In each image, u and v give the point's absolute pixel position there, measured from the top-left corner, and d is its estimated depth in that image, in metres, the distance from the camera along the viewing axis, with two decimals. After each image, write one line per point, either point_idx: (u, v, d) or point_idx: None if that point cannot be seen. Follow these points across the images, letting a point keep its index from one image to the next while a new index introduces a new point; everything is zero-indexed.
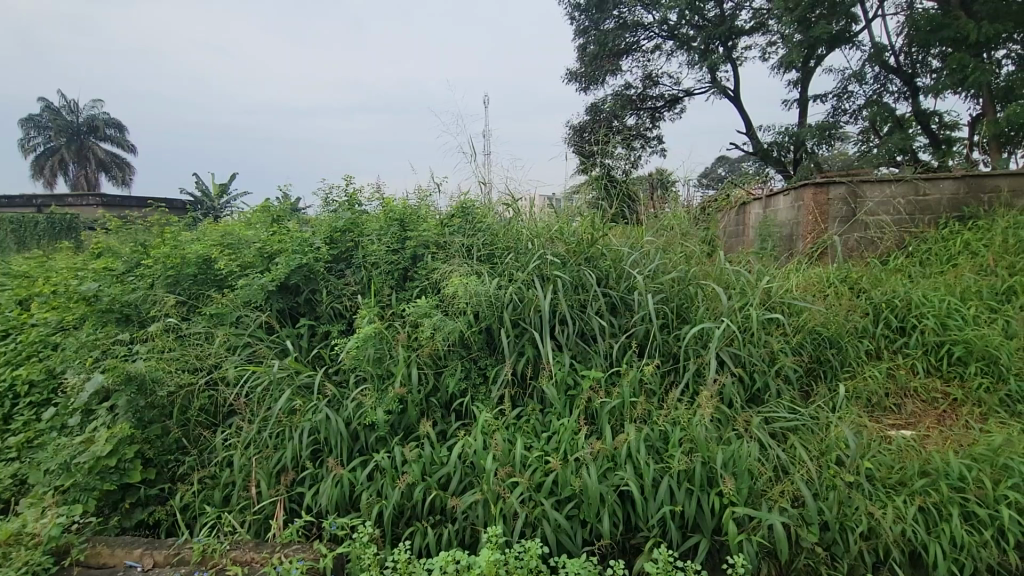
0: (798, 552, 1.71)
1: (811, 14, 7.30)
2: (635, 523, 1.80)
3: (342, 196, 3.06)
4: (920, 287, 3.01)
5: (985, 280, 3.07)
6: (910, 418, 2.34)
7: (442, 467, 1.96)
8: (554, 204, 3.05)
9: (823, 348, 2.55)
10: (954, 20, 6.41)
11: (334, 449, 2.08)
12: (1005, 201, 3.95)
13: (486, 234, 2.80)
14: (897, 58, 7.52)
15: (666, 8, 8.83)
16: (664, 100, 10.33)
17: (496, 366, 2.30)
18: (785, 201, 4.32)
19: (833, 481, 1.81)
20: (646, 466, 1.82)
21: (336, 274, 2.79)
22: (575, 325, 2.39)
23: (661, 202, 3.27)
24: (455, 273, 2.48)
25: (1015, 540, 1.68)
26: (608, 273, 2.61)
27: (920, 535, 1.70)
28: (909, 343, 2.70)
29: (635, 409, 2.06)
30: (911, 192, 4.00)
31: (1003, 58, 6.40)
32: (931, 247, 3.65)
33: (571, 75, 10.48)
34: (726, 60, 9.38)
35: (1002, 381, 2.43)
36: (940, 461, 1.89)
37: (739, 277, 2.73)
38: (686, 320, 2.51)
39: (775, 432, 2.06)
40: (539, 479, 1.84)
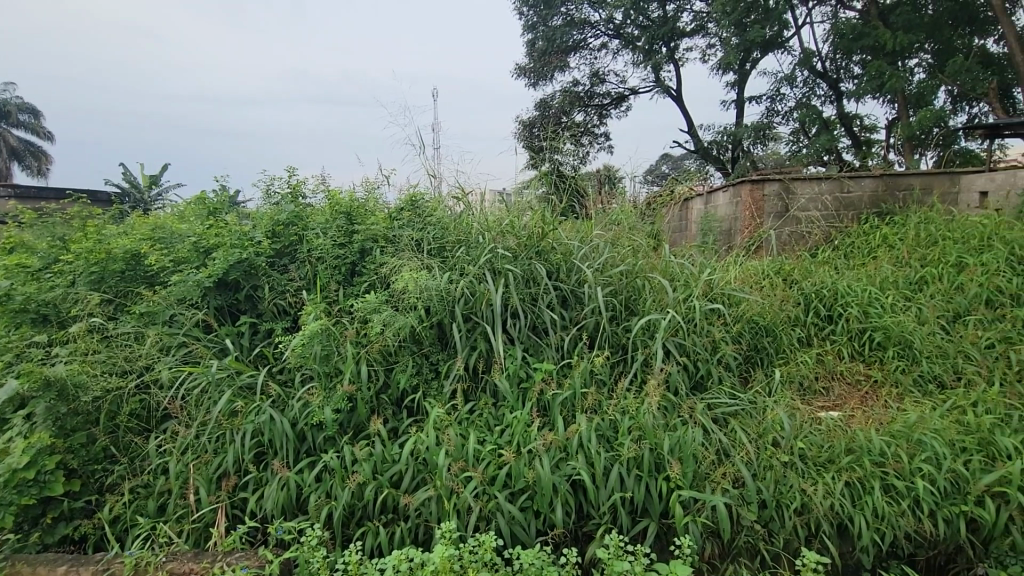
0: (738, 530, 1.80)
1: (746, 19, 7.65)
2: (587, 511, 1.84)
3: (284, 187, 2.92)
4: (845, 279, 3.23)
5: (901, 270, 3.33)
6: (837, 400, 2.51)
7: (394, 465, 1.93)
8: (504, 198, 3.03)
9: (760, 336, 2.70)
10: (873, 30, 6.91)
11: (279, 451, 2.00)
12: (918, 198, 4.28)
13: (437, 228, 2.76)
14: (823, 64, 8.00)
15: (611, 7, 9.00)
16: (611, 98, 10.52)
17: (448, 361, 2.28)
18: (725, 197, 4.55)
19: (770, 462, 1.91)
20: (597, 456, 1.86)
21: (279, 269, 2.67)
22: (527, 318, 2.41)
23: (609, 197, 3.34)
24: (405, 267, 2.45)
25: (927, 508, 1.84)
26: (558, 267, 2.64)
27: (846, 508, 1.83)
28: (836, 330, 2.90)
29: (586, 400, 2.10)
30: (836, 190, 4.30)
31: (915, 66, 6.93)
32: (854, 240, 3.92)
33: (519, 70, 10.49)
34: (669, 60, 9.66)
35: (916, 363, 2.64)
36: (863, 439, 2.04)
37: (683, 270, 2.83)
38: (634, 312, 2.58)
39: (717, 417, 2.16)
40: (492, 472, 1.85)
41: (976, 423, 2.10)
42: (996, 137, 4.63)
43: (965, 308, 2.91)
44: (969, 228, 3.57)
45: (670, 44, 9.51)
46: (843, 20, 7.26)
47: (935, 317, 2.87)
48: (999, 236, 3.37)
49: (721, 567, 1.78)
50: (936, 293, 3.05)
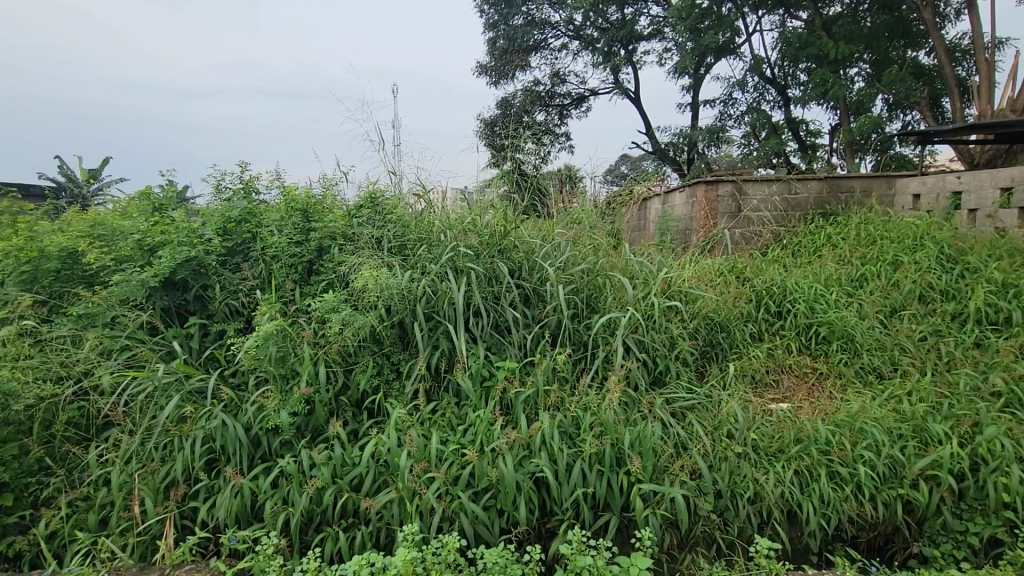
0: (696, 521, 1.86)
1: (700, 25, 7.86)
2: (550, 508, 1.86)
3: (236, 183, 2.79)
4: (794, 276, 3.37)
5: (844, 268, 3.50)
6: (786, 392, 2.63)
7: (354, 468, 1.89)
8: (466, 197, 3.01)
9: (715, 332, 2.79)
10: (818, 39, 7.23)
11: (232, 458, 1.92)
12: (858, 200, 4.52)
13: (397, 226, 2.72)
14: (772, 70, 8.33)
15: (571, 8, 9.06)
16: (571, 98, 10.61)
17: (410, 361, 2.25)
18: (682, 197, 4.68)
19: (725, 453, 1.98)
20: (559, 452, 1.88)
21: (231, 268, 2.57)
22: (489, 317, 2.40)
23: (570, 197, 3.38)
24: (365, 265, 2.40)
25: (869, 493, 1.95)
26: (520, 265, 2.64)
27: (795, 495, 1.92)
28: (785, 326, 3.03)
29: (548, 397, 2.11)
30: (784, 191, 4.49)
31: (855, 75, 7.30)
32: (801, 240, 4.11)
33: (480, 68, 10.45)
34: (627, 63, 9.82)
35: (857, 356, 2.79)
36: (811, 429, 2.14)
37: (642, 269, 2.89)
38: (595, 310, 2.61)
39: (676, 412, 2.22)
40: (455, 472, 1.84)
41: (911, 411, 2.23)
42: (927, 144, 4.94)
43: (900, 304, 3.09)
44: (903, 228, 3.79)
45: (629, 46, 9.60)
46: (790, 29, 7.59)
47: (875, 313, 3.03)
48: (930, 236, 3.59)
49: (679, 557, 1.84)
50: (875, 289, 3.23)
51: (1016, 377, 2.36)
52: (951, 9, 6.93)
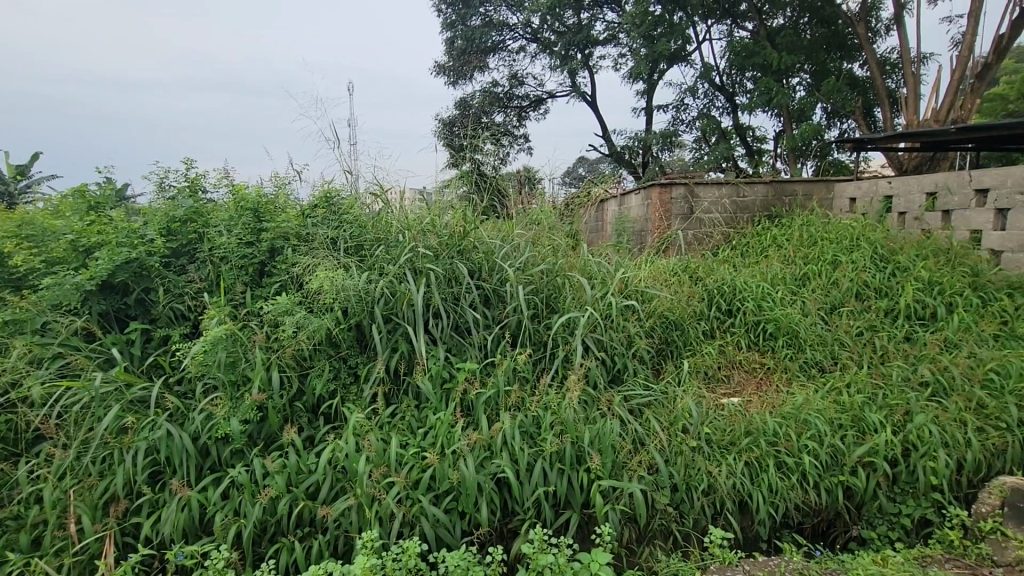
0: (653, 515, 1.91)
1: (653, 32, 8.08)
2: (512, 508, 1.86)
3: (181, 181, 2.67)
4: (743, 276, 3.52)
5: (789, 268, 3.67)
6: (737, 387, 2.73)
7: (310, 476, 1.84)
8: (424, 197, 2.97)
9: (670, 331, 2.88)
10: (763, 49, 7.56)
11: (178, 470, 1.83)
12: (801, 203, 4.75)
13: (354, 227, 2.66)
14: (721, 78, 8.64)
15: (528, 11, 9.12)
16: (529, 100, 10.66)
17: (368, 364, 2.21)
18: (637, 199, 4.81)
19: (680, 448, 2.05)
20: (520, 452, 1.89)
21: (175, 270, 2.44)
22: (449, 318, 2.38)
23: (529, 198, 3.40)
24: (320, 267, 2.35)
25: (813, 480, 2.05)
26: (480, 266, 2.63)
27: (746, 486, 2.00)
28: (735, 323, 3.15)
29: (509, 397, 2.12)
30: (733, 194, 4.67)
31: (797, 85, 7.67)
32: (749, 240, 4.29)
33: (438, 68, 10.37)
34: (584, 66, 9.95)
35: (801, 351, 2.93)
36: (760, 422, 2.23)
37: (600, 269, 2.95)
38: (554, 310, 2.64)
39: (634, 408, 2.27)
40: (416, 475, 1.81)
41: (850, 402, 2.36)
42: (862, 150, 5.26)
43: (839, 301, 3.27)
44: (841, 230, 4.02)
45: (585, 51, 9.65)
46: (737, 39, 7.90)
47: (816, 310, 3.20)
48: (866, 237, 3.82)
49: (638, 551, 1.88)
50: (817, 288, 3.41)
51: (941, 368, 2.55)
52: (882, 24, 7.42)
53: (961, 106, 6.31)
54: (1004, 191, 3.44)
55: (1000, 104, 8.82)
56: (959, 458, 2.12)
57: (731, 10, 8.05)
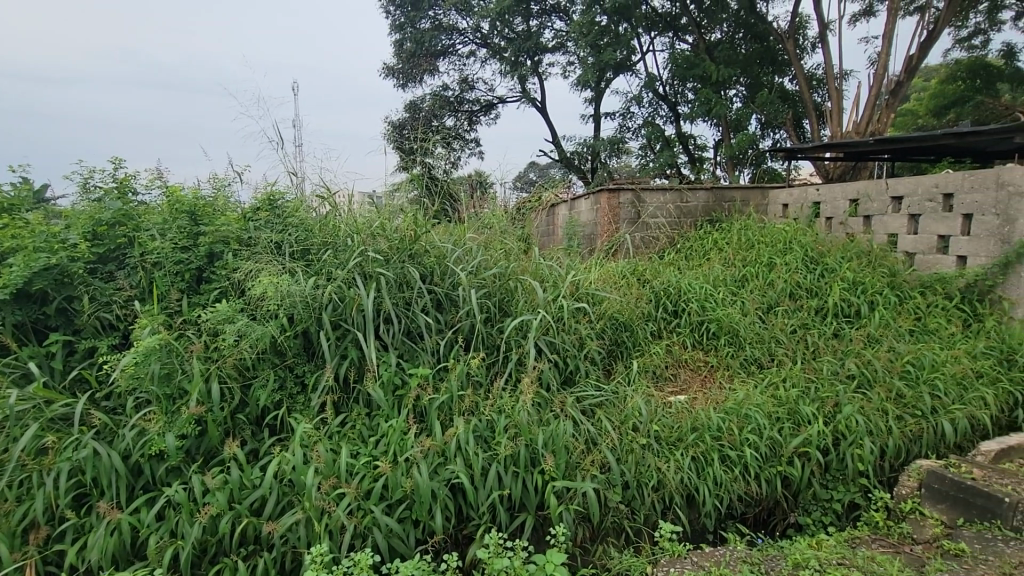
0: (607, 513, 1.95)
1: (600, 42, 8.29)
2: (467, 514, 1.85)
3: (108, 181, 2.49)
4: (687, 278, 3.66)
5: (729, 270, 3.85)
6: (683, 385, 2.84)
7: (254, 491, 1.76)
8: (374, 201, 2.91)
9: (620, 332, 2.96)
10: (702, 62, 7.91)
11: (107, 491, 1.71)
12: (739, 208, 4.99)
13: (300, 230, 2.58)
14: (664, 88, 8.96)
15: (478, 16, 9.14)
16: (480, 104, 10.66)
17: (316, 372, 2.14)
18: (587, 204, 4.92)
19: (631, 446, 2.10)
20: (475, 457, 1.88)
21: (102, 277, 2.28)
22: (400, 323, 2.34)
23: (480, 202, 3.40)
24: (263, 272, 2.25)
25: (754, 472, 2.15)
26: (432, 270, 2.60)
27: (693, 480, 2.08)
28: (681, 323, 3.27)
29: (462, 402, 2.10)
30: (677, 200, 4.84)
31: (733, 96, 8.07)
32: (692, 244, 4.47)
33: (386, 70, 10.20)
34: (533, 73, 10.06)
35: (741, 349, 3.07)
36: (705, 418, 2.32)
37: (552, 272, 2.99)
38: (507, 313, 2.65)
39: (586, 409, 2.31)
40: (367, 485, 1.77)
41: (786, 396, 2.50)
42: (793, 159, 5.59)
43: (775, 301, 3.46)
44: (776, 233, 4.25)
45: (535, 58, 9.78)
46: (679, 51, 8.23)
47: (755, 309, 3.37)
48: (798, 241, 4.06)
49: (592, 549, 1.92)
50: (755, 289, 3.59)
51: (865, 362, 2.74)
52: (808, 42, 7.93)
53: (879, 120, 6.84)
54: (916, 198, 3.75)
55: (910, 119, 9.65)
56: (882, 445, 2.30)
57: (672, 23, 8.41)
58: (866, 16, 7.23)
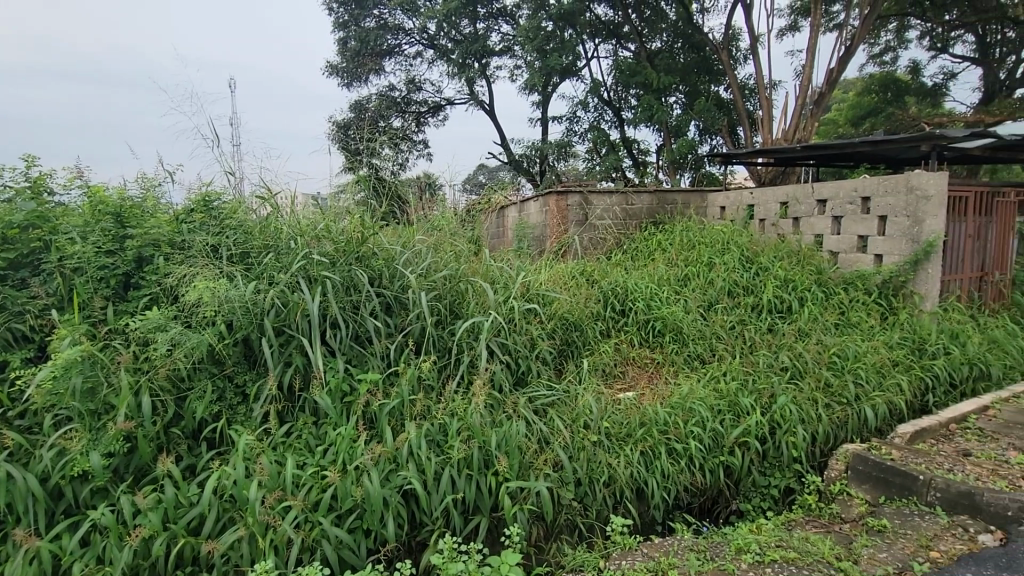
0: (560, 510, 1.98)
1: (546, 47, 8.41)
2: (420, 520, 1.82)
3: (20, 180, 2.29)
4: (634, 278, 3.77)
5: (673, 269, 4.00)
6: (631, 382, 2.93)
7: (192, 509, 1.66)
8: (318, 202, 2.82)
9: (570, 332, 3.01)
10: (643, 69, 8.18)
11: (22, 518, 1.57)
12: (681, 210, 5.19)
13: (238, 232, 2.47)
14: (608, 93, 9.19)
15: (424, 17, 9.05)
16: (427, 106, 10.56)
17: (258, 381, 2.05)
18: (536, 206, 4.98)
19: (583, 443, 2.14)
20: (427, 462, 1.85)
21: (13, 284, 2.10)
22: (348, 328, 2.28)
23: (429, 204, 3.37)
24: (198, 277, 2.13)
25: (698, 463, 2.25)
26: (380, 273, 2.54)
27: (643, 474, 2.14)
28: (628, 322, 3.36)
29: (414, 406, 2.07)
30: (623, 202, 4.98)
31: (674, 103, 8.37)
32: (638, 245, 4.60)
33: (330, 68, 9.91)
34: (481, 75, 10.06)
35: (685, 345, 3.20)
36: (653, 413, 2.39)
37: (502, 274, 3.00)
38: (458, 315, 2.63)
39: (538, 409, 2.33)
40: (315, 497, 1.71)
41: (727, 389, 2.62)
42: (729, 164, 5.88)
43: (715, 299, 3.62)
44: (714, 234, 4.45)
45: (482, 61, 9.77)
46: (622, 58, 8.47)
47: (696, 307, 3.52)
48: (735, 241, 4.27)
49: (546, 548, 1.94)
50: (696, 287, 3.74)
51: (797, 354, 2.92)
52: (741, 53, 8.37)
53: (805, 128, 7.30)
54: (839, 201, 4.03)
55: (832, 128, 10.39)
56: (813, 431, 2.45)
57: (615, 31, 8.65)
58: (792, 31, 7.71)
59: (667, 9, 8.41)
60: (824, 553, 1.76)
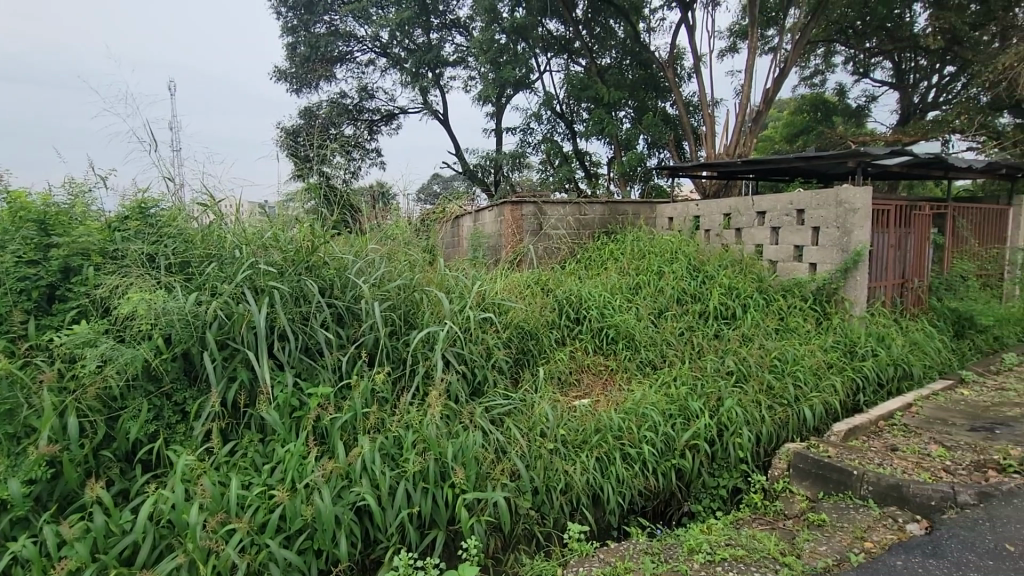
0: (517, 520, 1.98)
1: (500, 59, 8.50)
2: (374, 537, 1.77)
3: None
4: (587, 286, 3.84)
5: (624, 278, 4.10)
6: (586, 389, 2.97)
7: (124, 537, 1.55)
8: (265, 210, 2.72)
9: (526, 341, 3.03)
10: (594, 84, 8.40)
11: None
12: (632, 221, 5.34)
13: (178, 241, 2.35)
14: (561, 106, 9.38)
15: (376, 25, 8.96)
16: (380, 114, 10.42)
17: (199, 398, 1.94)
18: (491, 216, 5.00)
19: (539, 451, 2.15)
20: (381, 476, 1.81)
21: None
22: (297, 340, 2.20)
23: (383, 213, 3.32)
24: (133, 288, 2.01)
25: (651, 467, 2.30)
26: (331, 283, 2.48)
27: (598, 479, 2.17)
28: (582, 330, 3.42)
29: (367, 420, 2.02)
30: (576, 212, 5.07)
31: (623, 117, 8.63)
32: (591, 255, 4.70)
33: (278, 73, 9.62)
34: (435, 85, 10.04)
35: (637, 352, 3.28)
36: (607, 419, 2.43)
37: (457, 283, 2.99)
38: (412, 326, 2.59)
39: (495, 418, 2.32)
40: (262, 518, 1.63)
41: (678, 393, 2.70)
42: (676, 176, 6.11)
43: (665, 306, 3.74)
44: (663, 244, 4.60)
45: (435, 70, 9.75)
46: (573, 73, 8.68)
47: (648, 314, 3.62)
48: (683, 250, 4.43)
49: (504, 559, 1.94)
50: (647, 295, 3.85)
51: (742, 358, 3.05)
52: (686, 72, 8.75)
53: (745, 144, 7.70)
54: (777, 213, 4.27)
55: (769, 144, 11.01)
56: (758, 432, 2.57)
57: (567, 46, 8.85)
58: (732, 52, 8.14)
59: (615, 27, 8.70)
60: (769, 549, 1.84)
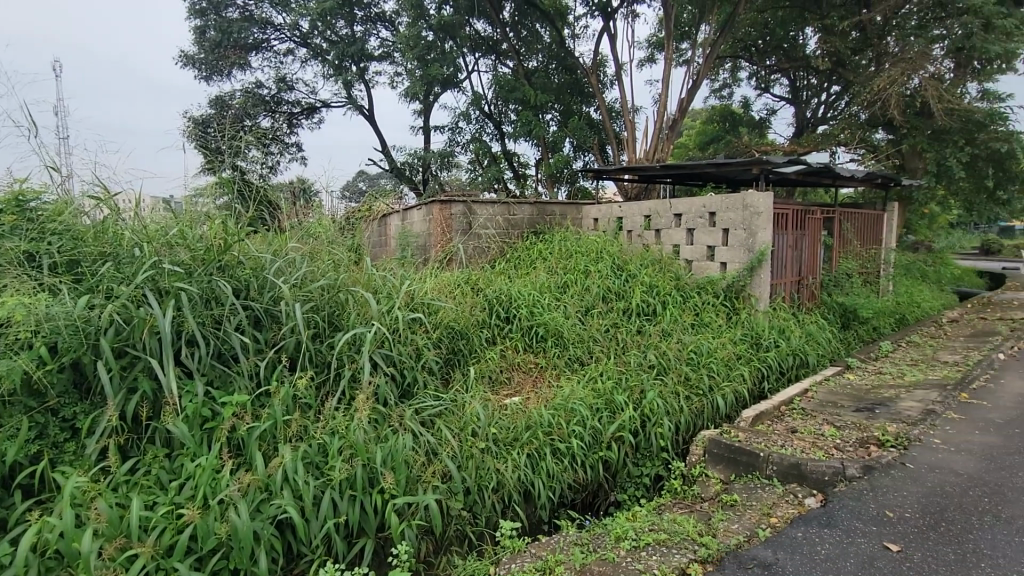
0: (449, 522, 1.96)
1: (426, 56, 8.38)
2: (298, 551, 1.69)
3: None
4: (517, 285, 3.88)
5: (552, 277, 4.19)
6: (516, 387, 3.00)
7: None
8: (169, 205, 2.51)
9: (456, 340, 3.01)
10: (521, 87, 8.50)
11: None
12: (559, 221, 5.45)
13: (65, 238, 2.11)
14: (489, 106, 9.41)
15: (295, 14, 8.53)
16: (300, 107, 9.92)
17: (93, 413, 1.75)
18: (419, 215, 4.92)
19: (470, 451, 2.14)
20: (304, 486, 1.72)
21: None
22: (209, 346, 2.05)
23: (304, 211, 3.17)
24: (9, 291, 1.78)
25: (580, 460, 2.37)
26: (247, 283, 2.33)
27: (529, 475, 2.20)
28: (512, 328, 3.45)
29: (288, 428, 1.92)
30: (506, 212, 5.10)
31: (550, 120, 8.80)
32: (520, 254, 4.75)
33: (183, 58, 8.87)
34: (359, 79, 9.72)
35: (566, 349, 3.35)
36: (538, 415, 2.47)
37: (385, 282, 2.90)
38: (337, 327, 2.49)
39: (425, 420, 2.29)
40: (169, 540, 1.50)
41: (604, 387, 2.80)
42: (600, 179, 6.33)
43: (591, 304, 3.86)
44: (589, 244, 4.74)
45: (359, 64, 9.43)
46: (501, 74, 8.73)
47: (575, 312, 3.72)
48: (607, 250, 4.59)
49: (436, 562, 1.91)
50: (574, 294, 3.96)
51: (662, 352, 3.21)
52: (609, 78, 9.08)
53: (662, 150, 8.13)
54: (691, 215, 4.55)
55: (685, 150, 11.70)
56: (677, 421, 2.72)
57: (494, 47, 8.89)
58: (650, 62, 8.57)
59: (541, 32, 8.86)
60: (688, 531, 1.95)
